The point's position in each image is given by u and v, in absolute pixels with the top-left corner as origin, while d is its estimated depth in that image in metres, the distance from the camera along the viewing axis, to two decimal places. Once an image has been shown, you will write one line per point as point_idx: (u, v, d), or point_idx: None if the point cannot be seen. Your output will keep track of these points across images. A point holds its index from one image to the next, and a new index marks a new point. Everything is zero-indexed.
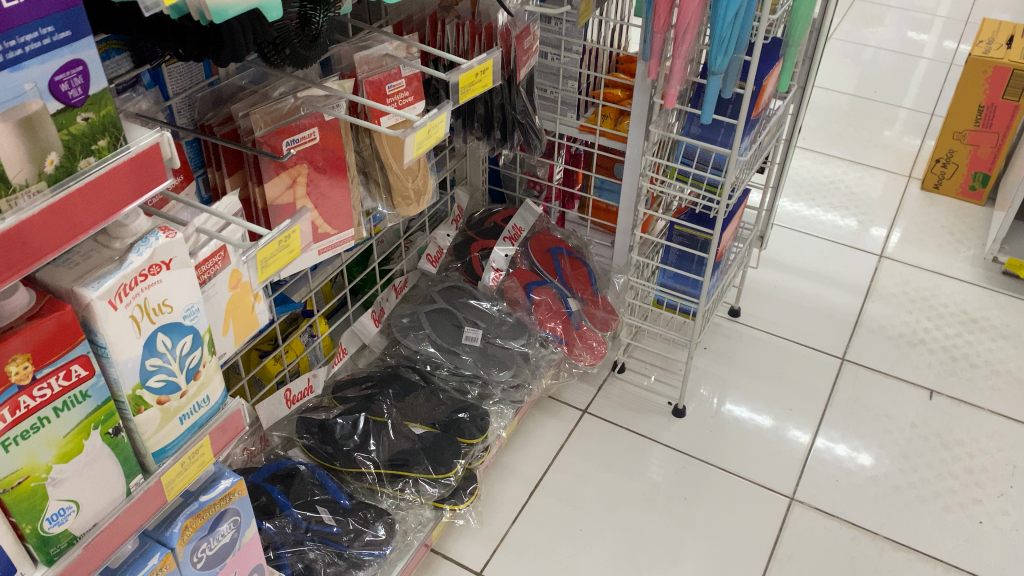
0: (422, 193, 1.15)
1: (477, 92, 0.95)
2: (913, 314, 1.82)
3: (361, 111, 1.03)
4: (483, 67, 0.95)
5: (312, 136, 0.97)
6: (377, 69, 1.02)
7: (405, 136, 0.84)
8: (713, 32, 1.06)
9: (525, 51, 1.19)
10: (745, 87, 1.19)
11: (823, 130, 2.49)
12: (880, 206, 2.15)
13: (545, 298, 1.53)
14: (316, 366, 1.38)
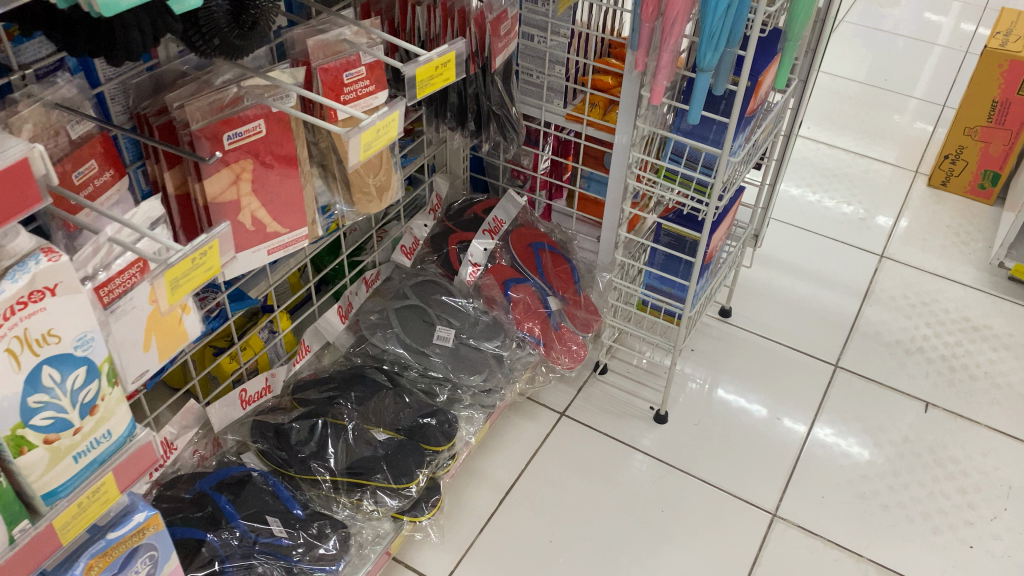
0: (384, 190, 1.07)
1: (437, 88, 0.86)
2: (912, 319, 1.74)
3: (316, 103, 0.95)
4: (445, 58, 0.86)
5: (258, 129, 0.89)
6: (332, 57, 0.94)
7: (347, 137, 0.76)
8: (702, 26, 0.97)
9: (502, 37, 1.10)
10: (737, 85, 1.10)
11: (829, 118, 2.39)
12: (884, 202, 2.05)
13: (524, 297, 1.46)
14: (277, 363, 1.31)
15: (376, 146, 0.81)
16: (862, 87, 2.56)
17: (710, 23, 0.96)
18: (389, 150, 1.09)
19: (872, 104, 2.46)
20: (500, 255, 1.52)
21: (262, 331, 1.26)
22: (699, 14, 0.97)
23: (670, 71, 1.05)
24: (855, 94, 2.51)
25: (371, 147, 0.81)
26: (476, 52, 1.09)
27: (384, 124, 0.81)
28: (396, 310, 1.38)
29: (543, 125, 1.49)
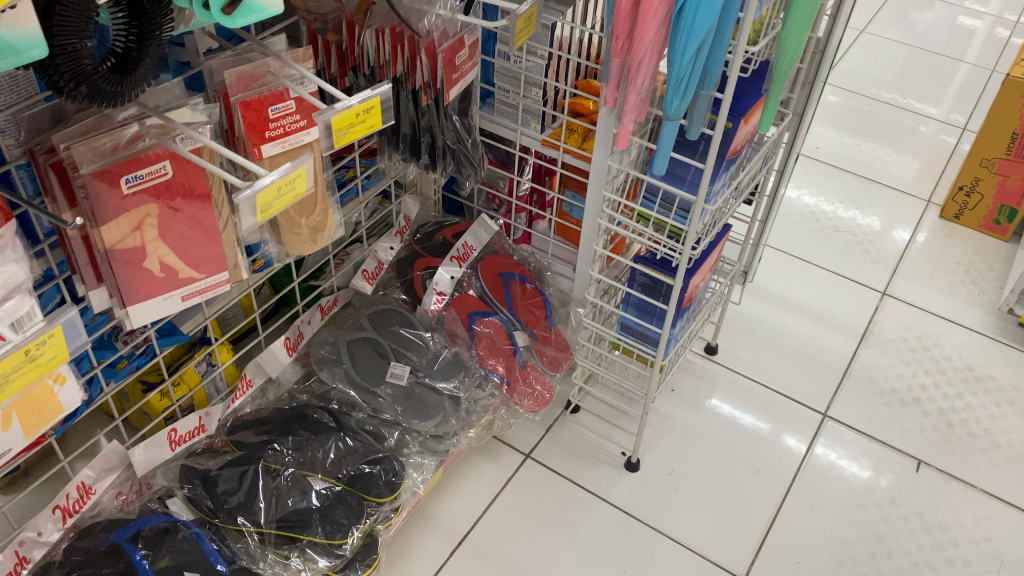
0: (319, 231, 0.97)
1: (358, 136, 0.77)
2: (911, 366, 1.63)
3: (237, 138, 0.87)
4: (368, 104, 0.76)
5: (163, 171, 0.80)
6: (255, 89, 0.85)
7: (240, 197, 0.67)
8: (670, 70, 0.87)
9: (456, 70, 1.01)
10: (714, 130, 1.01)
11: (841, 136, 2.27)
12: (892, 233, 1.94)
13: (490, 331, 1.36)
14: (215, 397, 1.23)
15: (281, 203, 0.72)
16: (878, 102, 2.43)
17: (678, 68, 0.86)
18: (328, 187, 0.99)
19: (888, 122, 2.33)
20: (469, 283, 1.42)
21: (198, 364, 1.18)
22: (668, 56, 0.88)
23: (637, 113, 0.96)
24: (871, 110, 2.38)
25: (274, 204, 0.71)
26: (428, 83, 1.00)
27: (290, 179, 0.71)
28: (348, 342, 1.29)
29: (518, 148, 1.39)
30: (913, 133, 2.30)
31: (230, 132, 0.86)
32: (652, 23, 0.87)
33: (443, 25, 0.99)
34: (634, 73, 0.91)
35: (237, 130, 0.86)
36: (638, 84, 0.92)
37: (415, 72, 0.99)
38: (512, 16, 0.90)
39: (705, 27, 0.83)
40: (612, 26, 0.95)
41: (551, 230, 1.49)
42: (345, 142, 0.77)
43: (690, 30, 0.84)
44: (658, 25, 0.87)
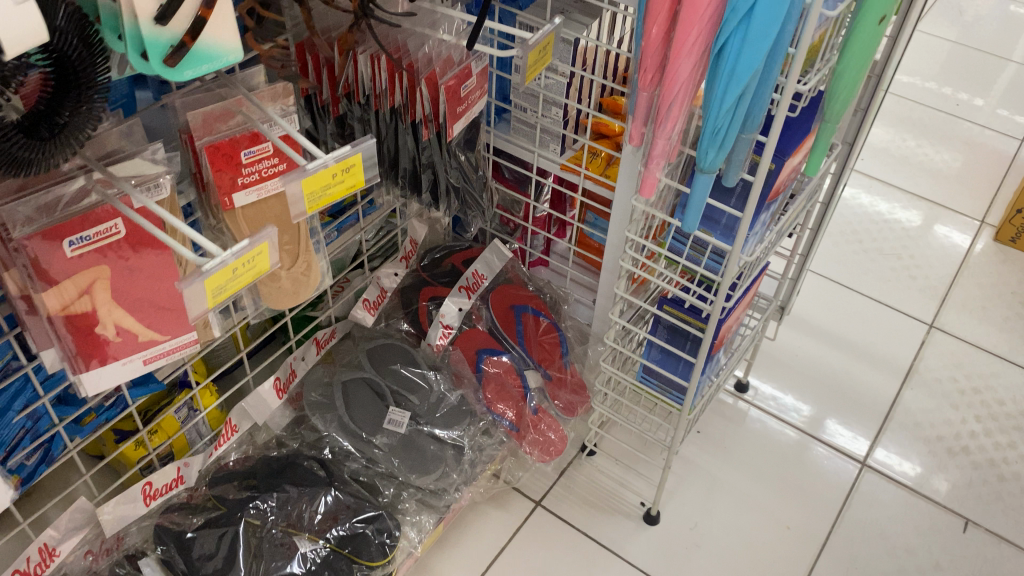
0: (303, 283, 0.86)
1: (337, 198, 0.66)
2: (959, 411, 1.50)
3: (206, 185, 0.76)
4: (350, 161, 0.65)
5: (116, 229, 0.70)
6: (224, 131, 0.74)
7: (187, 285, 0.56)
8: (705, 117, 0.75)
9: (463, 104, 0.89)
10: (755, 177, 0.88)
11: (887, 145, 2.11)
12: (941, 256, 1.79)
13: (500, 371, 1.25)
14: (199, 442, 1.14)
15: (242, 281, 0.61)
16: (930, 106, 2.27)
17: (715, 116, 0.74)
18: (315, 230, 0.88)
19: (940, 128, 2.17)
20: (480, 316, 1.31)
21: (179, 409, 1.08)
22: (703, 101, 0.75)
23: (667, 158, 0.84)
24: (922, 115, 2.22)
25: (234, 283, 0.60)
26: (431, 117, 0.88)
27: (253, 254, 0.60)
28: (344, 383, 1.19)
29: (536, 172, 1.27)
30: (967, 141, 2.14)
31: (199, 180, 0.75)
32: (686, 61, 0.75)
33: (446, 48, 0.86)
34: (664, 116, 0.79)
35: (205, 177, 0.75)
36: (668, 128, 0.80)
37: (416, 104, 0.87)
38: (524, 48, 0.78)
39: (748, 71, 0.71)
40: (640, 58, 0.82)
41: (570, 258, 1.37)
42: (323, 203, 0.66)
43: (731, 73, 0.72)
44: (693, 65, 0.75)
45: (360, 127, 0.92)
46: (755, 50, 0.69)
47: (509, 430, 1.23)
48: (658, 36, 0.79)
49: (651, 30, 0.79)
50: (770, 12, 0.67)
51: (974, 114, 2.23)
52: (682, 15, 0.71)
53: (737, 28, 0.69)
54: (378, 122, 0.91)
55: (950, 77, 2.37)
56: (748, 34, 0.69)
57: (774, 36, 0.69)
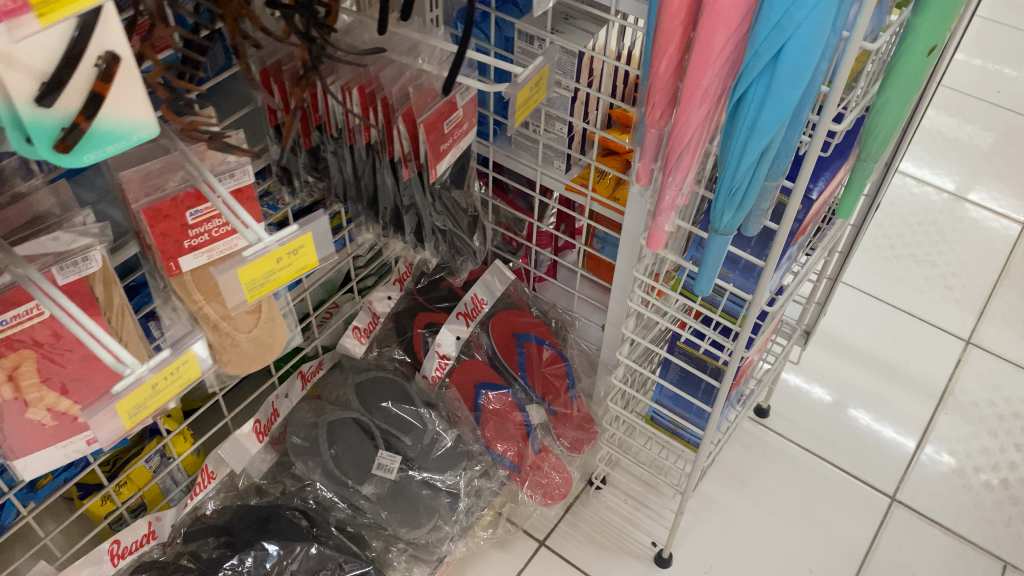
0: (268, 345, 0.77)
1: (277, 284, 0.65)
2: (997, 439, 1.39)
3: (147, 247, 0.66)
4: (298, 240, 0.63)
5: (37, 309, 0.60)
6: (161, 191, 0.64)
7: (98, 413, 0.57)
8: (725, 172, 0.65)
9: (449, 141, 0.78)
10: (779, 227, 0.78)
11: (922, 135, 1.97)
12: (979, 263, 1.67)
13: (501, 406, 1.16)
14: (175, 489, 1.06)
15: (166, 392, 0.63)
16: (969, 89, 2.11)
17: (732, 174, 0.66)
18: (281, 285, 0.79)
19: (980, 115, 2.02)
20: (480, 342, 1.21)
21: (150, 458, 1.00)
22: (720, 157, 0.67)
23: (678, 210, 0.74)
24: (960, 100, 2.07)
25: (156, 397, 0.62)
26: (410, 157, 0.78)
27: (177, 363, 0.62)
28: (332, 424, 1.10)
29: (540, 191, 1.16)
30: (1008, 130, 1.99)
31: (139, 242, 0.65)
32: (698, 106, 0.64)
33: (425, 79, 0.75)
34: (673, 165, 0.69)
35: (145, 238, 0.66)
36: (678, 178, 0.70)
37: (393, 142, 0.77)
38: (511, 87, 0.68)
39: (773, 126, 0.61)
40: (647, 93, 0.72)
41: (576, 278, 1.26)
42: (270, 287, 0.64)
43: (751, 126, 0.62)
44: (708, 109, 0.65)
45: (338, 160, 0.84)
46: (781, 102, 0.60)
47: (510, 471, 1.14)
48: (668, 69, 0.68)
49: (660, 63, 0.68)
50: (798, 61, 0.58)
51: (1017, 98, 2.08)
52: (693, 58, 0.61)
53: (760, 77, 0.60)
54: (354, 159, 0.82)
55: (992, 55, 2.21)
56: (772, 85, 0.60)
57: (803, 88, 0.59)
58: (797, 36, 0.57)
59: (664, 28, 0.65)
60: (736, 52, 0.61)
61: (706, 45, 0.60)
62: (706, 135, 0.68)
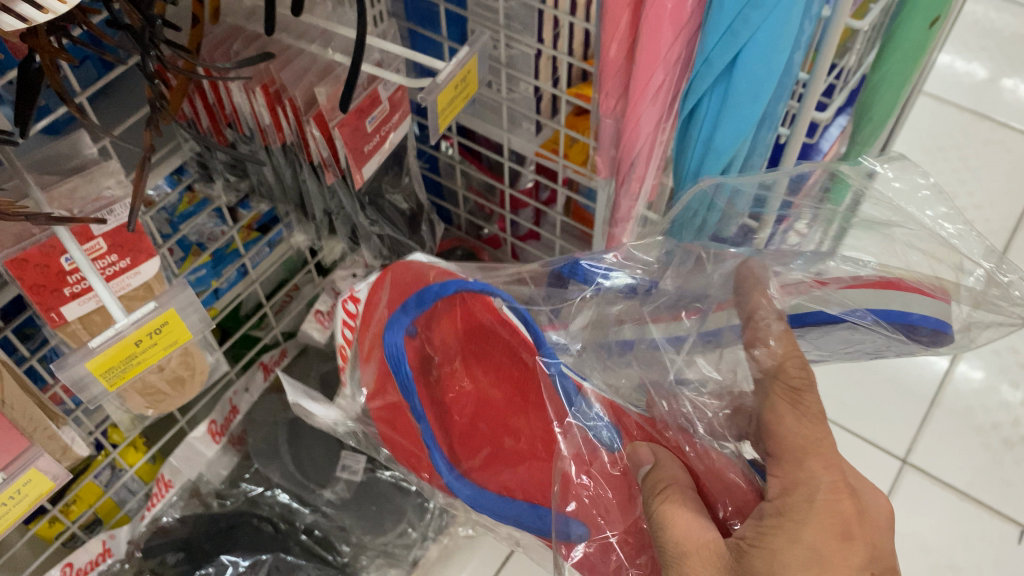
0: (189, 379, 0.71)
1: (143, 363, 0.62)
2: (1019, 392, 1.37)
3: (53, 312, 0.59)
4: (159, 319, 0.61)
5: (44, 271, 0.57)
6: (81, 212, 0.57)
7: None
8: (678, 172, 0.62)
9: (363, 158, 0.67)
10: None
11: (956, 65, 1.91)
12: (1005, 197, 1.65)
13: (481, 319, 0.71)
14: (135, 494, 1.00)
15: (18, 507, 0.63)
16: (992, 14, 2.01)
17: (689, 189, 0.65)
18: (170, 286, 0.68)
19: (991, 46, 1.95)
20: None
21: (99, 474, 0.94)
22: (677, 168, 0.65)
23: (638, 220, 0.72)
24: (969, 28, 1.99)
25: (4, 513, 0.62)
26: (330, 162, 0.67)
27: (20, 483, 0.62)
28: (294, 422, 1.02)
29: (509, 155, 1.04)
30: (1015, 58, 1.92)
31: (52, 310, 0.59)
32: (648, 111, 0.59)
33: (339, 73, 0.64)
34: (627, 176, 0.65)
35: (50, 308, 0.59)
36: (633, 188, 0.66)
37: (309, 146, 0.66)
38: (430, 88, 0.59)
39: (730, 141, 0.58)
40: (601, 82, 0.62)
41: (559, 230, 1.12)
42: (131, 372, 0.61)
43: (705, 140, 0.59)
44: (658, 115, 0.59)
45: (263, 174, 0.75)
46: (739, 115, 0.57)
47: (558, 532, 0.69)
48: (619, 54, 0.59)
49: (609, 47, 0.59)
50: (756, 68, 0.53)
51: None
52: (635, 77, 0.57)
53: (714, 83, 0.56)
54: (274, 162, 0.71)
55: None
56: (731, 90, 0.56)
57: (763, 96, 0.56)
58: (749, 46, 0.52)
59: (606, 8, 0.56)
60: (686, 52, 0.56)
61: (651, 48, 0.54)
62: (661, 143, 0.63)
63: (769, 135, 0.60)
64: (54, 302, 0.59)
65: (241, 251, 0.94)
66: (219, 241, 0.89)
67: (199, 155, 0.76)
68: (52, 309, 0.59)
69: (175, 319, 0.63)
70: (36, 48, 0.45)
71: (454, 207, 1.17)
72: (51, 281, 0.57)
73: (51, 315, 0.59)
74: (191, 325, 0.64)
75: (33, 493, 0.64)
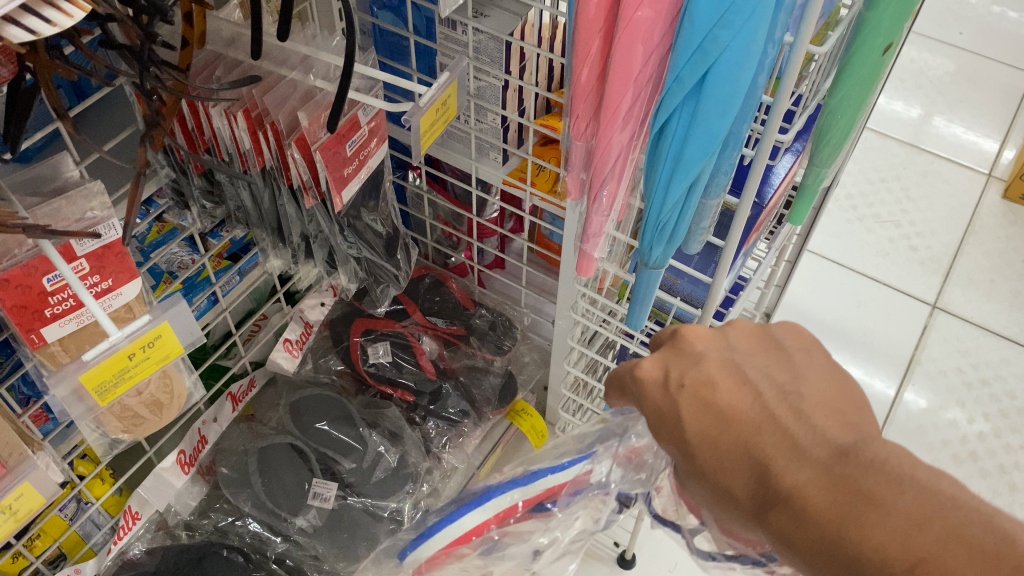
0: (164, 402, 0.73)
1: (139, 376, 0.67)
2: (966, 409, 1.42)
3: (33, 335, 0.59)
4: (152, 332, 0.66)
5: (26, 292, 0.56)
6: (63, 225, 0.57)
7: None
8: (651, 187, 0.65)
9: (343, 176, 0.69)
10: (723, 243, 0.75)
11: (894, 102, 2.01)
12: (945, 224, 1.73)
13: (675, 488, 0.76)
14: (101, 526, 0.99)
15: (6, 525, 0.64)
16: (925, 54, 2.12)
17: (660, 209, 0.66)
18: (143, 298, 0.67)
19: (925, 84, 2.05)
20: (448, 362, 1.13)
21: (64, 506, 0.92)
22: (645, 189, 0.67)
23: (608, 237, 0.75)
24: (904, 67, 2.09)
25: None
26: (310, 184, 0.69)
27: (11, 498, 0.63)
28: (263, 451, 1.01)
29: (476, 184, 1.06)
30: (948, 94, 2.03)
31: (32, 332, 0.59)
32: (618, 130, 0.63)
33: (320, 98, 0.65)
34: (597, 192, 0.69)
35: (30, 330, 0.58)
36: (604, 205, 0.70)
37: (290, 169, 0.68)
38: (413, 112, 0.63)
39: (697, 156, 0.61)
40: (571, 103, 0.65)
41: (525, 258, 1.15)
42: (123, 386, 0.66)
43: (675, 156, 0.62)
44: (630, 132, 0.63)
45: (238, 198, 0.75)
46: (707, 130, 0.59)
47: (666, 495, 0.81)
48: (591, 78, 0.62)
49: (581, 71, 0.62)
50: (724, 86, 0.56)
51: (968, 56, 2.11)
52: (608, 95, 0.60)
53: (683, 101, 0.59)
54: (253, 188, 0.72)
55: (931, 24, 2.21)
56: (699, 108, 0.58)
57: (731, 112, 0.58)
58: (720, 61, 0.55)
59: (582, 35, 0.59)
60: (654, 72, 0.60)
61: (625, 66, 0.58)
62: (632, 159, 0.67)
63: (735, 155, 0.63)
64: (34, 324, 0.58)
65: (211, 279, 0.93)
66: (190, 270, 0.88)
67: (174, 183, 0.75)
68: (32, 331, 0.59)
69: (166, 332, 0.68)
70: (36, 65, 0.47)
71: (421, 235, 1.19)
72: (33, 301, 0.57)
73: (30, 339, 0.59)
74: (181, 338, 0.69)
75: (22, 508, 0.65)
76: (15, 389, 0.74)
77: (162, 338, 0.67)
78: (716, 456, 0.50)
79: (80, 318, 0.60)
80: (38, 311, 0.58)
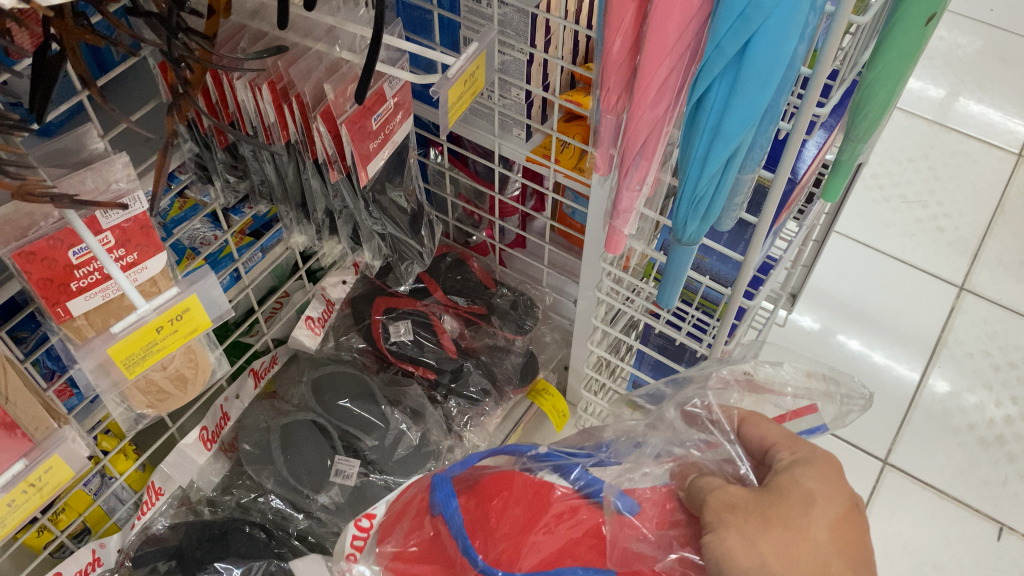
0: (188, 378, 0.73)
1: (165, 349, 0.67)
2: (992, 392, 1.40)
3: (59, 308, 0.58)
4: (179, 306, 0.66)
5: (53, 267, 0.56)
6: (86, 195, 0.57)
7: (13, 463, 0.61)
8: (689, 162, 0.64)
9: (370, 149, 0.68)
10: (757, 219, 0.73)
11: (922, 80, 1.97)
12: (974, 205, 1.70)
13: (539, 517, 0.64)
14: (124, 501, 0.99)
15: (35, 497, 0.64)
16: (955, 32, 2.08)
17: (696, 182, 0.65)
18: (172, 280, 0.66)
19: (955, 62, 2.01)
20: (469, 341, 1.12)
21: (88, 481, 0.92)
22: (680, 163, 0.66)
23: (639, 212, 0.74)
24: (932, 45, 2.06)
25: (22, 503, 0.63)
26: (336, 158, 0.68)
27: (39, 471, 0.63)
28: (285, 428, 1.01)
29: (498, 161, 1.04)
30: (979, 73, 1.99)
31: (59, 305, 0.58)
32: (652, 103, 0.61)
33: (346, 71, 0.64)
34: (630, 167, 0.67)
35: (56, 304, 0.58)
36: (637, 180, 0.69)
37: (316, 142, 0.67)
38: (442, 83, 0.62)
39: (736, 129, 0.60)
40: (601, 74, 0.64)
41: (547, 236, 1.13)
42: (151, 359, 0.66)
43: (713, 129, 0.61)
44: (665, 105, 0.62)
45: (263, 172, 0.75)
46: (748, 101, 0.58)
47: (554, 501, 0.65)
48: (624, 49, 0.60)
49: (613, 42, 0.60)
50: (765, 54, 0.54)
51: (1000, 34, 2.07)
52: (643, 64, 0.59)
53: (722, 72, 0.57)
54: (280, 162, 0.72)
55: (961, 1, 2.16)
56: (739, 78, 0.57)
57: (770, 83, 0.57)
58: (761, 31, 0.53)
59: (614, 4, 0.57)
60: (691, 43, 0.58)
61: (661, 34, 0.56)
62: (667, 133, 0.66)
63: (773, 128, 0.62)
64: (60, 298, 0.58)
65: (234, 255, 0.92)
66: (212, 246, 0.87)
67: (198, 158, 0.75)
68: (58, 305, 0.58)
69: (195, 305, 0.68)
70: (62, 32, 0.46)
71: (442, 213, 1.18)
72: (59, 275, 0.57)
73: (57, 313, 0.59)
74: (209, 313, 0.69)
75: (48, 483, 0.65)
76: (40, 363, 0.74)
77: (188, 310, 0.67)
78: (842, 539, 0.51)
79: (106, 291, 0.60)
80: (64, 285, 0.57)
